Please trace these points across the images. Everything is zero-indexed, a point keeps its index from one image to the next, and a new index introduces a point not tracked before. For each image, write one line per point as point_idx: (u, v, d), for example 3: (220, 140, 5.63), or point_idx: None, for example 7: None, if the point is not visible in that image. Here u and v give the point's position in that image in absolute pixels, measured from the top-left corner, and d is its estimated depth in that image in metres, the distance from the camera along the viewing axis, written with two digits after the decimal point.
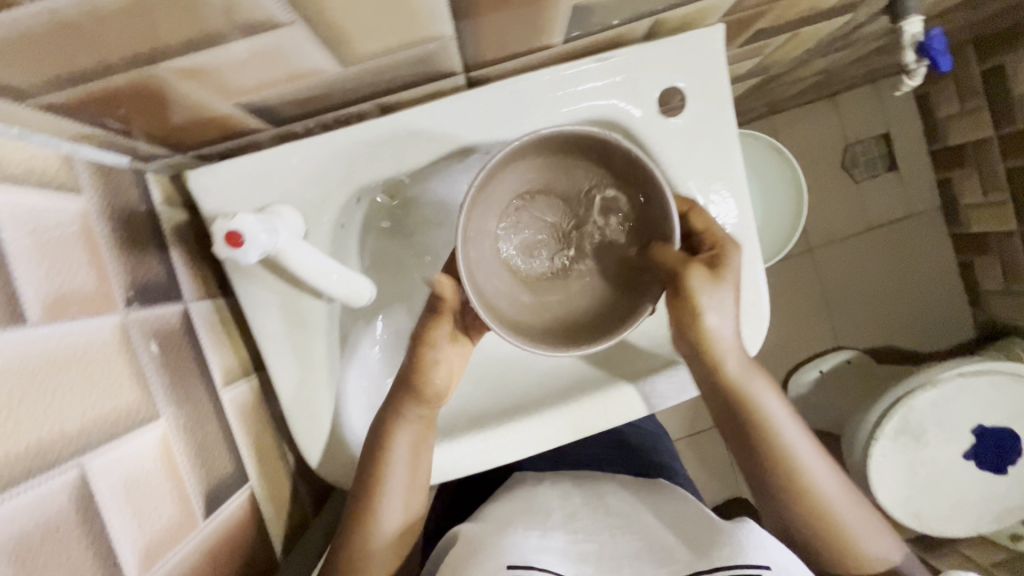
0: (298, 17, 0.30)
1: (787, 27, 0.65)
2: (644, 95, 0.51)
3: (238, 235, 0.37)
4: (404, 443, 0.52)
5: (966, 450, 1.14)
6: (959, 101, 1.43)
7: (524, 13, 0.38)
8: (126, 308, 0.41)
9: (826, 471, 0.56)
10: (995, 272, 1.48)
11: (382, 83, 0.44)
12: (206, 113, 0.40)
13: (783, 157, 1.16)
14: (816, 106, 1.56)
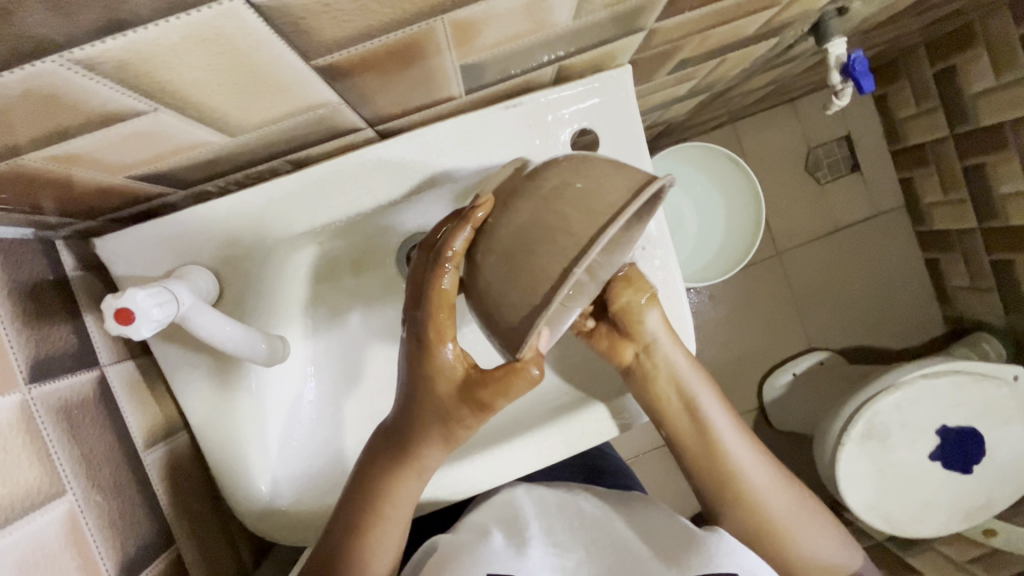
0: (159, 105, 0.31)
1: (710, 56, 0.66)
2: (557, 139, 0.52)
3: (129, 312, 0.37)
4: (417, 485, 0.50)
5: (932, 451, 1.15)
6: (916, 102, 1.45)
7: (410, 75, 0.39)
8: (28, 384, 0.40)
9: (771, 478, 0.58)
10: (960, 269, 1.50)
11: (283, 145, 0.44)
12: (100, 186, 0.40)
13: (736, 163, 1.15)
14: (777, 111, 1.58)
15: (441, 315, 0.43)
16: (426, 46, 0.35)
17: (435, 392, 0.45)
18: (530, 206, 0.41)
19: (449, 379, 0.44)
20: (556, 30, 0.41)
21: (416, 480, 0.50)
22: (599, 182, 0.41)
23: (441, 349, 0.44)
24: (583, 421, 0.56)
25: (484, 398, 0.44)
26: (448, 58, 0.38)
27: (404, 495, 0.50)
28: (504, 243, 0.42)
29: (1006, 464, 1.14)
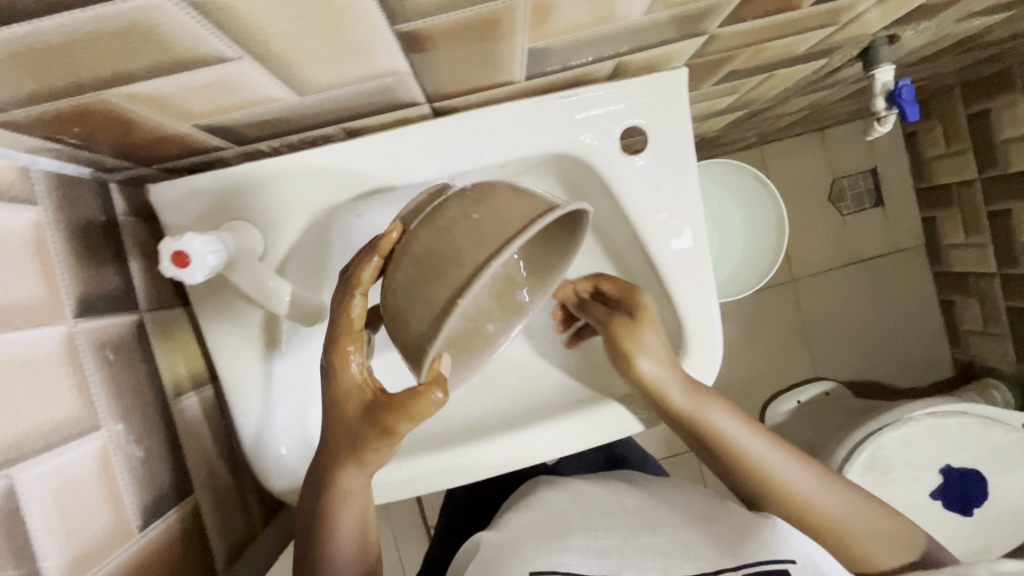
0: (245, 54, 0.32)
1: (759, 71, 0.67)
2: (606, 136, 0.53)
3: (185, 255, 0.38)
4: (351, 509, 0.50)
5: (933, 490, 1.14)
6: (945, 143, 1.45)
7: (480, 52, 0.39)
8: (74, 319, 0.41)
9: (809, 479, 0.52)
10: (975, 313, 1.49)
11: (344, 112, 0.45)
12: (164, 133, 0.41)
13: (763, 185, 1.16)
14: (804, 139, 1.58)
15: (344, 337, 0.47)
16: (503, 23, 0.36)
17: (338, 409, 0.48)
18: (430, 234, 0.43)
19: (353, 397, 0.47)
20: (626, 23, 0.42)
21: (344, 499, 0.50)
22: (496, 215, 0.42)
23: (345, 367, 0.47)
24: (608, 414, 0.57)
25: (387, 416, 0.45)
26: (520, 40, 0.39)
27: (343, 519, 0.50)
28: (404, 271, 0.44)
29: (1007, 511, 1.13)
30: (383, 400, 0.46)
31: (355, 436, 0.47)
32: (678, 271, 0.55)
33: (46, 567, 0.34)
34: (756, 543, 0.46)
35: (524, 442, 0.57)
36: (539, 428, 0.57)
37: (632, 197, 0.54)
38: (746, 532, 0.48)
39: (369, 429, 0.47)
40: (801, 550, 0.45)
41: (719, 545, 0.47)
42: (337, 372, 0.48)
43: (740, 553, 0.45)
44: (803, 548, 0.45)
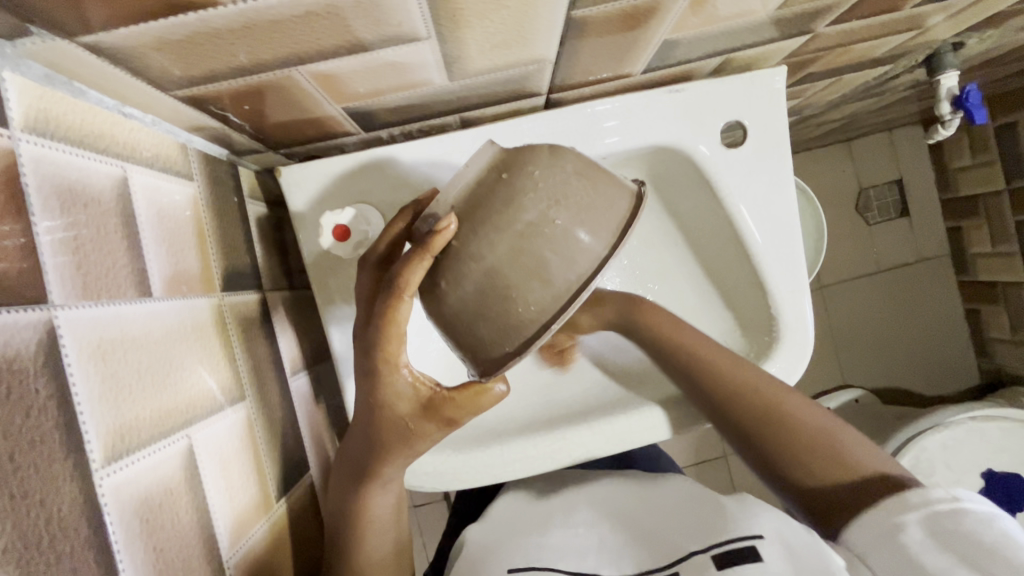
0: (435, 33, 0.34)
1: (833, 73, 0.69)
2: (709, 129, 0.55)
3: (343, 231, 0.49)
4: (387, 496, 0.50)
5: (976, 493, 1.09)
6: (972, 154, 1.48)
7: (623, 42, 0.42)
8: (221, 291, 0.42)
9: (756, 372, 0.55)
10: (1002, 321, 1.52)
11: (474, 99, 0.47)
12: (312, 114, 0.43)
13: None
14: (832, 150, 1.62)
15: (391, 344, 0.42)
16: (658, 12, 0.38)
17: (392, 415, 0.45)
18: (506, 243, 0.39)
19: (406, 400, 0.44)
20: (751, 18, 0.44)
21: (382, 489, 0.49)
22: (587, 226, 0.40)
23: (396, 375, 0.43)
24: (653, 417, 0.57)
25: (450, 414, 0.45)
26: (663, 29, 0.41)
27: (378, 505, 0.50)
28: (476, 277, 0.40)
29: None
30: (444, 401, 0.44)
31: (411, 438, 0.46)
32: (772, 260, 0.57)
33: (213, 526, 0.36)
34: (729, 524, 0.48)
35: (587, 438, 0.57)
36: (590, 426, 0.57)
37: (731, 189, 0.56)
38: (725, 513, 0.50)
39: (430, 431, 0.46)
40: (771, 524, 0.47)
41: (700, 529, 0.49)
42: (386, 381, 0.43)
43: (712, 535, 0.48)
44: (775, 526, 0.46)
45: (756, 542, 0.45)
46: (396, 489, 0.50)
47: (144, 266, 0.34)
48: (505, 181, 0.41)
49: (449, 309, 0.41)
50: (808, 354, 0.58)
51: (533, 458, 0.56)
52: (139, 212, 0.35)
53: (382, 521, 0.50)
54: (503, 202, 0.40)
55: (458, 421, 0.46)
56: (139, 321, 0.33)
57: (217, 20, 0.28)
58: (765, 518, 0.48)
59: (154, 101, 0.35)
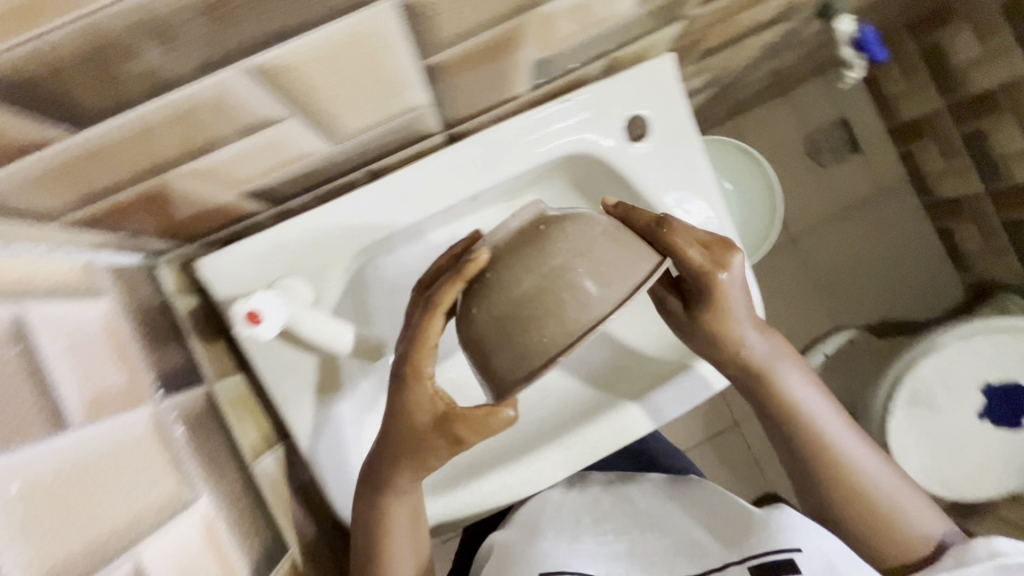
0: (293, 112, 0.34)
1: (731, 42, 0.70)
2: (612, 127, 0.55)
3: (257, 314, 0.46)
4: (403, 515, 0.53)
5: (980, 410, 1.10)
6: (905, 79, 1.50)
7: (493, 72, 0.42)
8: (156, 399, 0.43)
9: (850, 436, 0.59)
10: (973, 234, 1.53)
11: (371, 153, 0.48)
12: (210, 205, 0.43)
13: None
14: (772, 104, 1.64)
15: (419, 357, 0.45)
16: (515, 41, 0.39)
17: (410, 426, 0.47)
18: (530, 280, 0.39)
19: (426, 410, 0.46)
20: (616, 20, 0.44)
21: (398, 502, 0.52)
22: (605, 283, 0.39)
23: (420, 387, 0.46)
24: (621, 415, 0.57)
25: (460, 432, 0.46)
26: (528, 52, 0.42)
27: (397, 528, 0.53)
28: (495, 309, 0.40)
29: None
30: (454, 420, 0.46)
31: (422, 442, 0.47)
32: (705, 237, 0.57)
33: None
34: (763, 537, 0.57)
35: (565, 451, 0.56)
36: (562, 441, 0.57)
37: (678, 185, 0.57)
38: (753, 525, 0.59)
39: (438, 442, 0.47)
40: (810, 541, 0.54)
41: (737, 540, 0.58)
42: (408, 391, 0.46)
43: (744, 547, 0.57)
44: (813, 541, 0.54)
45: (793, 554, 0.53)
46: (410, 500, 0.52)
47: (57, 398, 0.34)
48: (542, 232, 0.41)
49: (474, 335, 0.41)
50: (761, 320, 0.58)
51: (548, 460, 0.56)
52: (45, 346, 0.35)
53: (401, 526, 0.53)
54: (532, 247, 0.40)
55: (465, 440, 0.47)
56: (58, 460, 0.32)
57: (64, 154, 0.29)
58: (799, 533, 0.55)
59: (34, 234, 0.36)
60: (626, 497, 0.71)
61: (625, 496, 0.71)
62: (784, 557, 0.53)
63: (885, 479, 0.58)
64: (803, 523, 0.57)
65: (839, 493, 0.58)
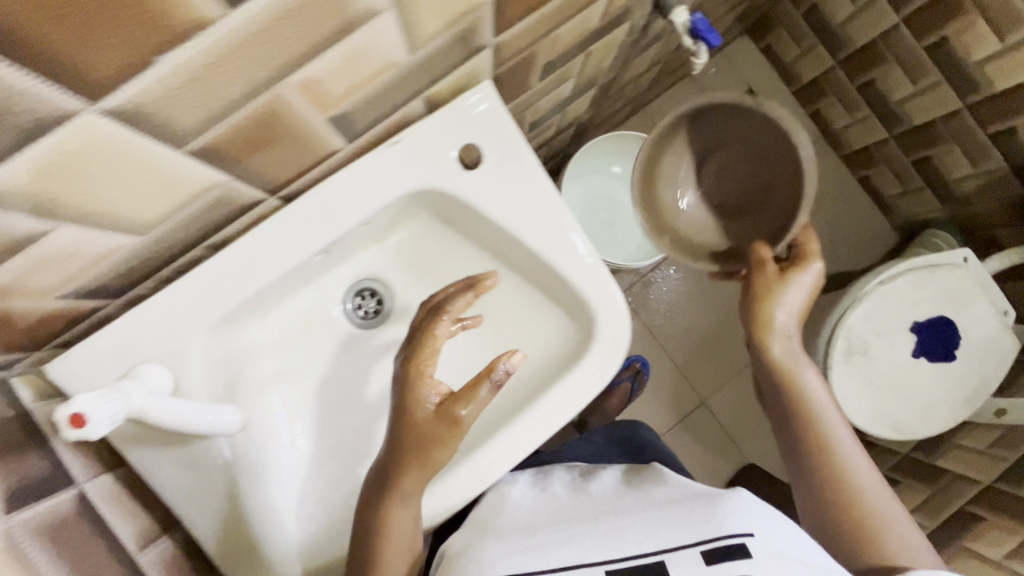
0: (65, 220, 0.42)
1: (573, 53, 0.74)
2: (447, 161, 0.58)
3: (81, 415, 0.42)
4: (401, 514, 0.57)
5: (914, 349, 1.19)
6: (796, 44, 1.60)
7: (284, 137, 0.48)
8: (10, 514, 0.46)
9: (861, 463, 0.76)
10: (889, 178, 1.62)
11: (201, 228, 0.53)
12: (46, 310, 0.50)
13: None
14: (679, 88, 1.71)
15: (427, 358, 0.55)
16: (279, 112, 0.45)
17: (414, 415, 0.54)
18: None
19: (426, 402, 0.54)
20: (395, 71, 0.49)
21: (400, 505, 0.57)
22: None
23: (427, 382, 0.54)
24: (502, 440, 0.61)
25: (454, 412, 0.53)
26: (306, 115, 0.47)
27: (398, 535, 0.58)
28: None
29: (982, 341, 1.19)
30: (451, 401, 0.54)
31: (427, 429, 0.54)
32: (552, 252, 0.60)
33: None
34: (726, 518, 0.66)
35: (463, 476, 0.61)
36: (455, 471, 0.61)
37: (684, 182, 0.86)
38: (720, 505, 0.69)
39: (437, 428, 0.54)
40: (758, 524, 0.65)
41: (697, 521, 0.67)
42: (417, 385, 0.54)
43: (703, 527, 0.65)
44: (765, 527, 0.65)
45: (746, 538, 0.63)
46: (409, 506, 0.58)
47: None
48: None
49: None
50: (626, 319, 0.61)
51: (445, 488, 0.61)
52: None
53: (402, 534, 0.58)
54: None
55: (461, 420, 0.54)
56: None
57: None
58: (755, 521, 0.65)
59: None
60: (585, 493, 0.80)
61: (584, 492, 0.80)
62: (734, 541, 0.63)
63: (878, 501, 0.73)
64: (753, 509, 0.68)
65: (835, 494, 0.74)
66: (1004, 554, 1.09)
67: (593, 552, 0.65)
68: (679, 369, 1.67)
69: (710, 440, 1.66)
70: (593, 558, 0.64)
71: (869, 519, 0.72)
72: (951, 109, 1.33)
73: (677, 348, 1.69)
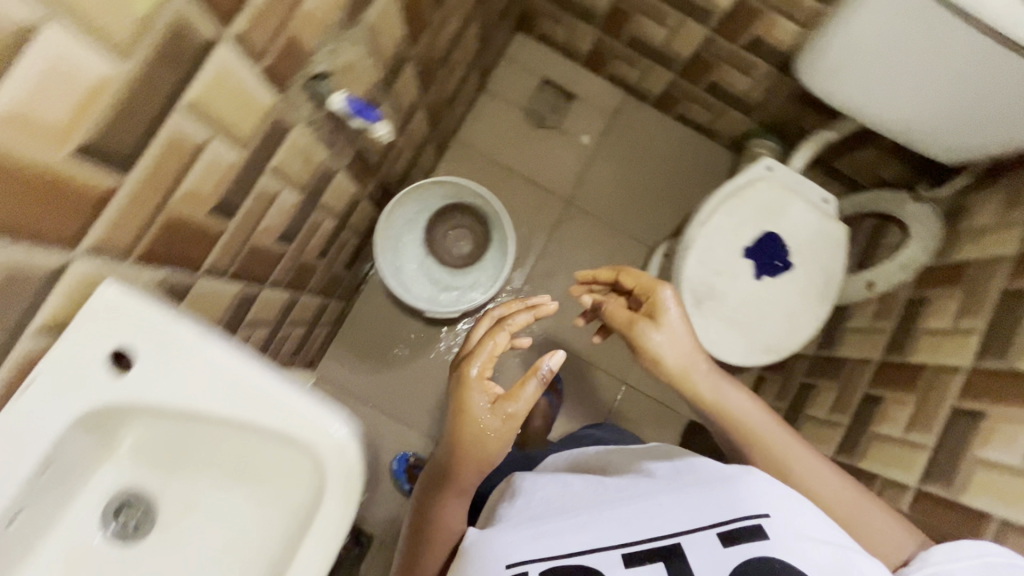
0: None
1: (248, 184, 0.73)
2: (93, 379, 0.58)
3: None
4: (455, 503, 0.87)
5: (754, 272, 1.21)
6: (560, 25, 1.63)
7: None
8: None
9: (816, 462, 0.86)
10: (696, 109, 1.66)
11: None
12: None
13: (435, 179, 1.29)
14: (478, 104, 1.75)
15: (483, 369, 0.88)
16: None
17: (472, 409, 0.84)
18: None
19: (485, 399, 0.86)
20: None
21: (457, 496, 0.87)
22: None
23: (484, 389, 0.86)
24: None
25: (507, 406, 0.85)
26: None
27: (450, 512, 0.87)
28: None
29: (808, 239, 1.23)
30: (498, 398, 0.86)
31: (492, 411, 0.84)
32: (240, 407, 0.61)
33: None
34: (747, 500, 0.71)
35: None
36: None
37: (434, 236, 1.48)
38: (738, 486, 0.73)
39: (488, 421, 0.84)
40: (772, 503, 0.70)
41: (717, 507, 0.71)
42: (478, 383, 0.86)
43: (724, 505, 0.71)
44: (777, 507, 0.70)
45: (762, 520, 0.69)
46: (462, 501, 0.87)
47: None
48: None
49: None
50: (352, 442, 0.61)
51: None
52: None
53: (456, 520, 0.87)
54: None
55: (513, 409, 0.85)
56: None
57: None
58: (770, 501, 0.70)
59: None
60: (597, 480, 0.83)
61: (596, 480, 0.83)
62: (757, 522, 0.68)
63: (842, 496, 0.83)
64: (770, 489, 0.72)
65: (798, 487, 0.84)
66: (903, 430, 1.10)
67: (605, 539, 0.72)
68: (589, 363, 1.68)
69: (644, 415, 1.66)
70: (608, 543, 0.72)
71: (842, 514, 0.82)
72: (704, 38, 1.37)
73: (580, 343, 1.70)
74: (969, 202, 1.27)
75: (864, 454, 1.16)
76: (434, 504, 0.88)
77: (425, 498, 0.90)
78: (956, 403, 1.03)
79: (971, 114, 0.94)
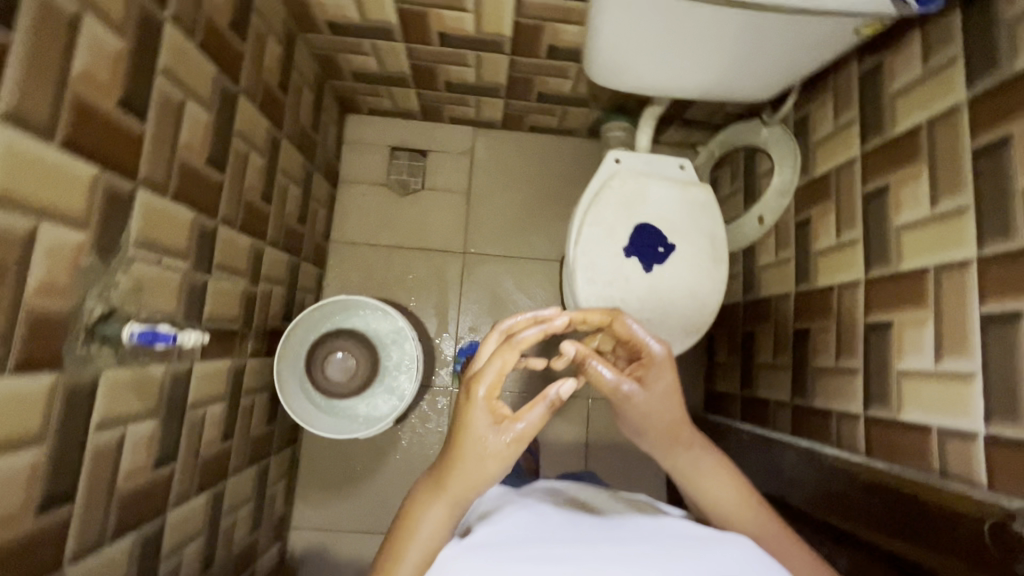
0: None
1: (67, 465, 0.68)
2: None
3: None
4: (433, 514, 0.69)
5: (643, 267, 1.20)
6: (380, 96, 1.61)
7: None
8: None
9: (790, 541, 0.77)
10: (542, 117, 1.66)
11: None
12: None
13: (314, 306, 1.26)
14: (341, 198, 1.72)
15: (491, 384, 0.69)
16: None
17: (477, 429, 0.68)
18: None
19: (488, 420, 0.68)
20: None
21: (443, 505, 0.69)
22: None
23: (487, 403, 0.68)
24: None
25: (513, 430, 0.68)
26: None
27: (430, 516, 0.69)
28: None
29: (679, 213, 1.23)
30: (504, 425, 0.68)
31: (493, 430, 0.68)
32: None
33: None
34: (724, 570, 0.61)
35: None
36: None
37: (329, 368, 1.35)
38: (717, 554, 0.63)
39: (491, 444, 0.68)
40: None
41: (699, 566, 0.61)
42: (483, 396, 0.69)
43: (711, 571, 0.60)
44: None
45: None
46: (450, 512, 0.69)
47: None
48: None
49: None
50: None
51: None
52: None
53: (437, 530, 0.69)
54: None
55: (519, 434, 0.68)
56: None
57: None
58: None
59: None
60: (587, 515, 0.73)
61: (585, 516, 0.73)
62: None
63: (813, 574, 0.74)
64: (752, 560, 0.63)
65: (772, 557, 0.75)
66: (834, 358, 1.10)
67: (591, 569, 0.59)
68: None
69: None
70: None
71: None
72: (508, 62, 1.36)
73: (533, 377, 1.68)
74: (807, 110, 1.29)
75: (814, 392, 1.16)
76: (417, 507, 0.70)
77: (411, 501, 0.72)
78: (865, 318, 1.03)
79: (754, 62, 0.94)
